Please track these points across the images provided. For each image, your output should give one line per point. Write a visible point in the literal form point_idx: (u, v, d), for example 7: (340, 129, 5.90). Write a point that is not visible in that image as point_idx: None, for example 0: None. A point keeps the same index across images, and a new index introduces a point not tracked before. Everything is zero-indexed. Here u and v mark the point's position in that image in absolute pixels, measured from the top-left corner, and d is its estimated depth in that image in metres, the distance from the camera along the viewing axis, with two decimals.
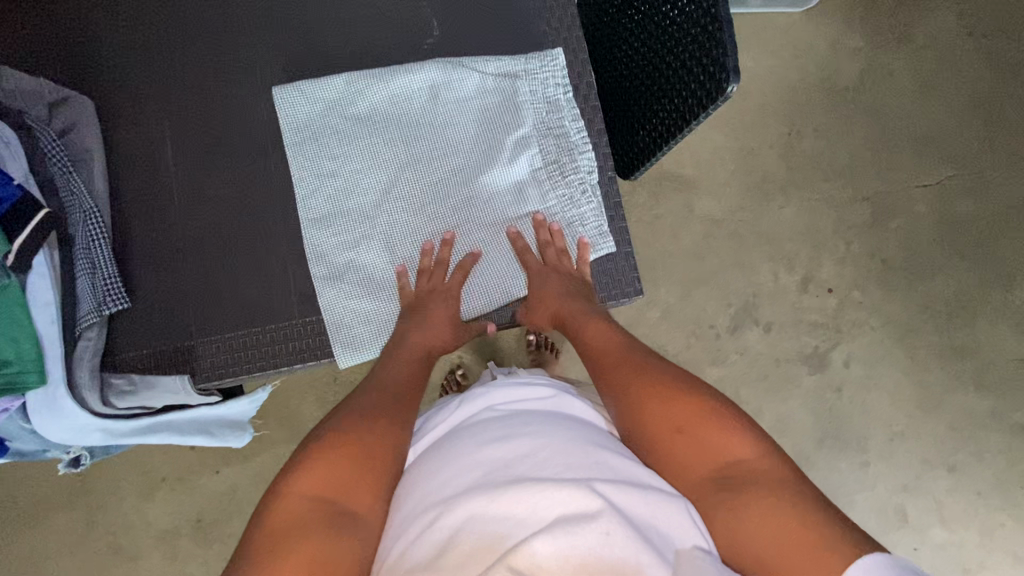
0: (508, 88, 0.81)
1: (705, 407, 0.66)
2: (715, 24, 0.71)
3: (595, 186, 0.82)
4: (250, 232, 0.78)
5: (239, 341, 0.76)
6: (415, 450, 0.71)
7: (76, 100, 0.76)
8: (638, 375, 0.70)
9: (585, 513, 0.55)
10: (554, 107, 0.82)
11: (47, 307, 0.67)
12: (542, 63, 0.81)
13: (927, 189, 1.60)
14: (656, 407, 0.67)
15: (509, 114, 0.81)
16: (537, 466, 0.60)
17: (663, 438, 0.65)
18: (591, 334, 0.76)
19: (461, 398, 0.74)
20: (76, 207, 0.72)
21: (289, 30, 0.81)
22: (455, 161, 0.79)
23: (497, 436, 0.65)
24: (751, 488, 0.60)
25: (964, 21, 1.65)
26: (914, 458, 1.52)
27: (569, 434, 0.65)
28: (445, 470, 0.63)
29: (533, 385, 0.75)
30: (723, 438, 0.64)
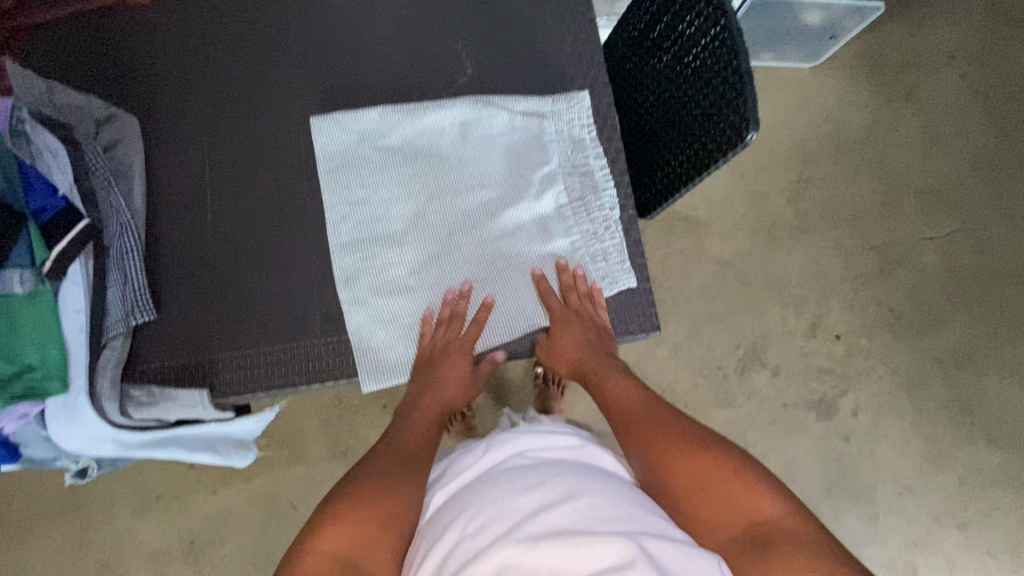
0: (535, 127, 0.84)
1: (735, 465, 0.66)
2: (737, 76, 0.75)
3: (618, 222, 0.84)
4: (279, 251, 0.80)
5: (259, 359, 0.77)
6: (444, 493, 0.71)
7: (122, 118, 0.79)
8: (668, 432, 0.70)
9: (618, 563, 0.55)
10: (578, 146, 0.85)
11: (77, 316, 0.69)
12: (568, 105, 0.85)
13: (935, 241, 1.63)
14: (681, 468, 0.67)
15: (535, 152, 0.84)
16: (571, 516, 0.60)
17: (687, 498, 0.65)
18: (608, 386, 0.79)
19: (488, 442, 0.75)
20: (113, 219, 0.74)
21: (330, 64, 0.86)
22: (483, 195, 0.82)
23: (526, 484, 0.65)
24: (782, 548, 0.59)
25: (968, 82, 1.71)
26: (923, 512, 1.49)
27: (602, 486, 0.65)
28: (477, 516, 0.62)
29: (561, 433, 0.76)
30: (747, 496, 0.63)
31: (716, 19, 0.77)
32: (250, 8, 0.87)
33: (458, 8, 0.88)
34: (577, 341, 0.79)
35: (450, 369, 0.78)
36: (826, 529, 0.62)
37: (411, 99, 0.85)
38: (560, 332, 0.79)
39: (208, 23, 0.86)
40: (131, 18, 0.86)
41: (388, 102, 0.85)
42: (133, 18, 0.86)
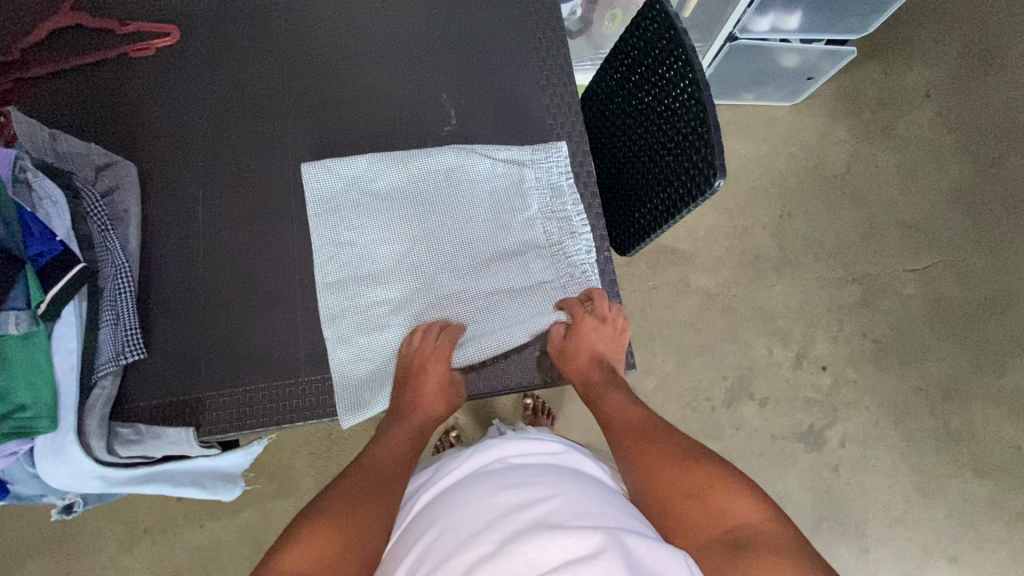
0: (516, 174, 0.88)
1: (723, 473, 0.70)
2: (704, 128, 0.80)
3: (594, 266, 0.87)
4: (269, 292, 0.83)
5: (244, 396, 0.79)
6: (430, 496, 0.73)
7: (120, 164, 0.84)
8: (657, 443, 0.74)
9: (588, 551, 0.56)
10: (557, 193, 0.89)
11: (70, 355, 0.72)
12: (548, 153, 0.88)
13: (916, 273, 1.66)
14: (668, 472, 0.71)
15: (516, 198, 0.88)
16: (547, 509, 0.62)
17: (675, 500, 0.68)
18: (608, 405, 0.80)
19: (474, 449, 0.77)
20: (109, 262, 0.78)
21: (321, 115, 0.90)
22: (466, 238, 0.85)
23: (506, 483, 0.67)
24: (761, 548, 0.62)
25: (943, 119, 1.77)
26: (914, 545, 1.49)
27: (576, 487, 0.68)
28: (459, 513, 0.65)
29: (544, 440, 0.78)
30: (732, 503, 0.67)
31: (685, 73, 0.83)
32: (247, 62, 0.92)
33: (444, 61, 0.93)
34: (596, 347, 0.82)
35: (425, 385, 0.78)
36: (802, 536, 0.66)
37: (397, 147, 0.89)
38: (583, 333, 0.81)
39: (207, 76, 0.91)
40: (135, 71, 0.91)
41: (375, 149, 0.89)
42: (137, 71, 0.91)
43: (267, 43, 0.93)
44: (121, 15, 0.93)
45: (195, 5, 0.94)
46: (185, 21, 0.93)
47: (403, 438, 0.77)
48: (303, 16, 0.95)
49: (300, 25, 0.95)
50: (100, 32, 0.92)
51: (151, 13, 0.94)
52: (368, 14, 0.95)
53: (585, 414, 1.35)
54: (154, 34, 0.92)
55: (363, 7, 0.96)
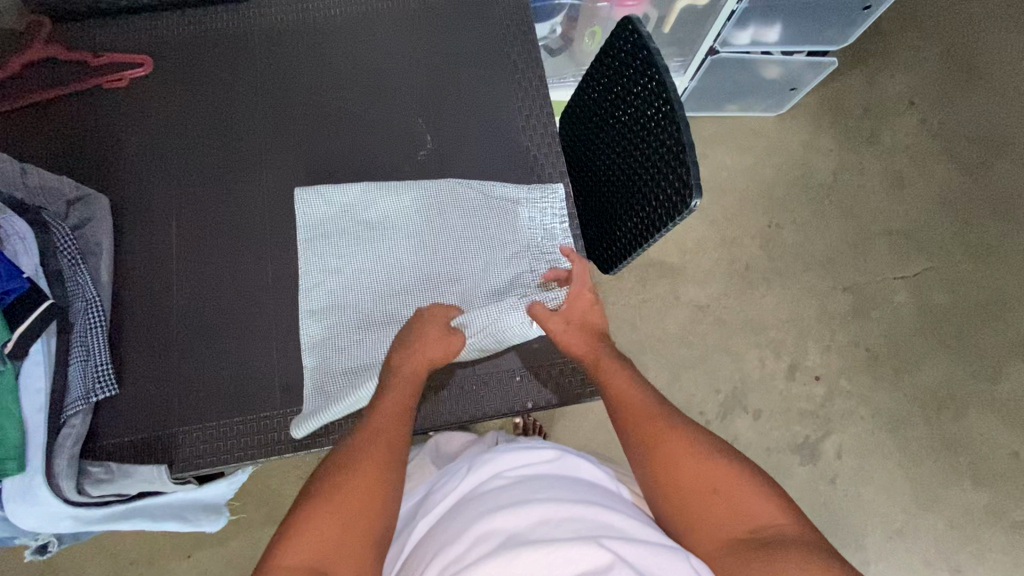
0: (508, 212, 0.87)
1: (746, 466, 0.68)
2: (680, 148, 0.80)
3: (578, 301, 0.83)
4: (243, 324, 0.81)
5: (218, 433, 0.77)
6: (431, 520, 0.70)
7: (92, 198, 0.83)
8: (674, 440, 0.70)
9: (591, 567, 0.56)
10: (549, 235, 0.87)
11: (37, 394, 0.70)
12: (542, 194, 0.88)
13: (907, 281, 1.65)
14: (691, 468, 0.68)
15: (507, 235, 0.86)
16: (548, 526, 0.61)
17: (701, 498, 0.67)
18: (618, 385, 0.77)
19: (469, 465, 0.74)
20: (80, 296, 0.77)
21: (295, 143, 0.90)
22: (450, 270, 0.84)
23: (505, 501, 0.65)
24: (789, 547, 0.61)
25: (928, 126, 1.78)
26: (915, 557, 1.46)
27: (576, 496, 0.66)
28: (463, 537, 0.62)
29: (538, 448, 0.75)
30: (753, 500, 0.66)
31: (659, 93, 0.83)
32: (223, 92, 0.92)
33: (419, 86, 0.93)
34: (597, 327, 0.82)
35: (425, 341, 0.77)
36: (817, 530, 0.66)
37: (373, 172, 0.89)
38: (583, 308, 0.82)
39: (188, 106, 0.91)
40: (108, 103, 0.90)
41: (351, 176, 0.88)
42: (110, 103, 0.90)
43: (244, 72, 0.93)
44: (95, 46, 0.93)
45: (171, 38, 0.95)
46: (160, 52, 0.93)
47: (402, 391, 0.74)
48: (278, 45, 0.95)
49: (275, 54, 0.95)
50: (72, 64, 0.92)
51: (126, 44, 0.94)
52: (344, 41, 0.96)
53: (575, 433, 1.33)
54: (127, 65, 0.92)
55: (339, 35, 0.96)
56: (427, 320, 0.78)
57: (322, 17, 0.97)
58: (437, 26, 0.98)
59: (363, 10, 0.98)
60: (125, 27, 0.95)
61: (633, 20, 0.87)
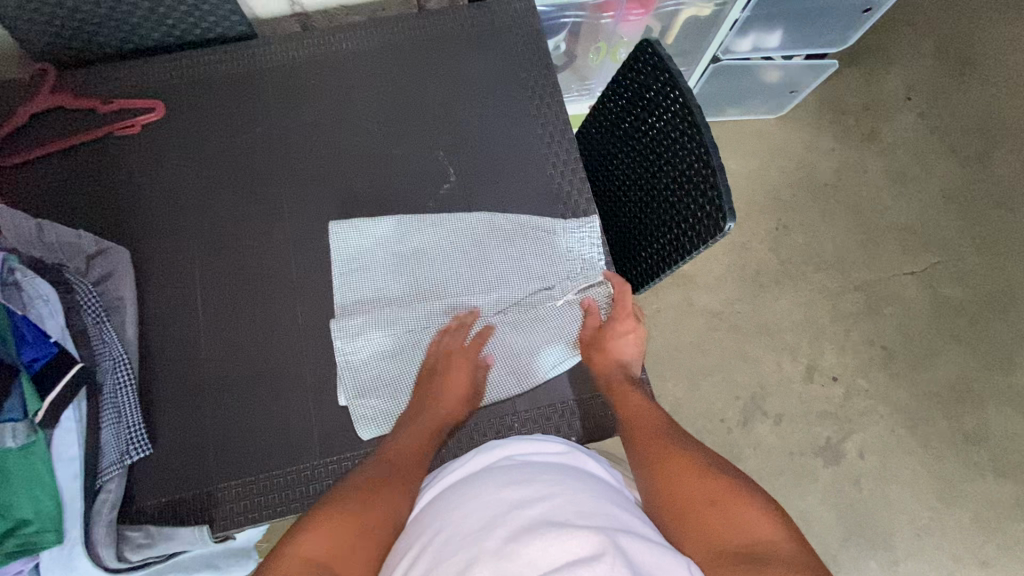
0: (546, 242, 0.86)
1: (749, 486, 0.63)
2: (709, 170, 0.79)
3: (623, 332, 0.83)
4: (277, 371, 0.79)
5: (259, 486, 0.75)
6: (429, 492, 0.63)
7: (112, 250, 0.80)
8: (675, 451, 0.67)
9: (588, 555, 0.49)
10: (588, 266, 0.86)
11: (70, 462, 0.68)
12: (580, 224, 0.86)
13: (916, 276, 1.66)
14: (690, 479, 0.64)
15: (546, 267, 0.85)
16: (554, 508, 0.54)
17: (695, 506, 0.61)
18: (635, 403, 0.75)
19: (477, 447, 0.67)
20: (106, 355, 0.74)
21: (316, 181, 0.88)
22: (491, 300, 0.84)
23: (512, 479, 0.58)
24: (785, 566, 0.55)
25: (926, 120, 1.79)
26: (944, 554, 1.46)
27: (582, 484, 0.59)
28: (461, 508, 0.56)
29: (549, 439, 0.68)
30: (752, 517, 0.60)
31: (683, 115, 0.82)
32: (238, 133, 0.90)
33: (438, 116, 0.92)
34: (624, 352, 0.80)
35: (451, 377, 0.77)
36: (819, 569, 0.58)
37: (397, 207, 0.87)
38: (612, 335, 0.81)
39: (205, 149, 0.89)
40: (120, 150, 0.88)
41: (376, 211, 0.87)
42: (123, 150, 0.88)
43: (258, 112, 0.92)
44: (103, 92, 0.91)
45: (181, 78, 0.93)
46: (170, 95, 0.92)
47: (423, 433, 0.72)
48: (291, 82, 0.94)
49: (288, 91, 0.93)
50: (81, 112, 0.90)
51: (136, 88, 0.92)
52: (359, 74, 0.95)
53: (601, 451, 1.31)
54: (138, 111, 0.90)
55: (352, 67, 0.95)
56: (455, 363, 0.78)
57: (334, 51, 0.96)
58: (450, 54, 0.97)
59: (375, 41, 0.97)
60: (133, 70, 0.93)
61: (653, 42, 0.86)
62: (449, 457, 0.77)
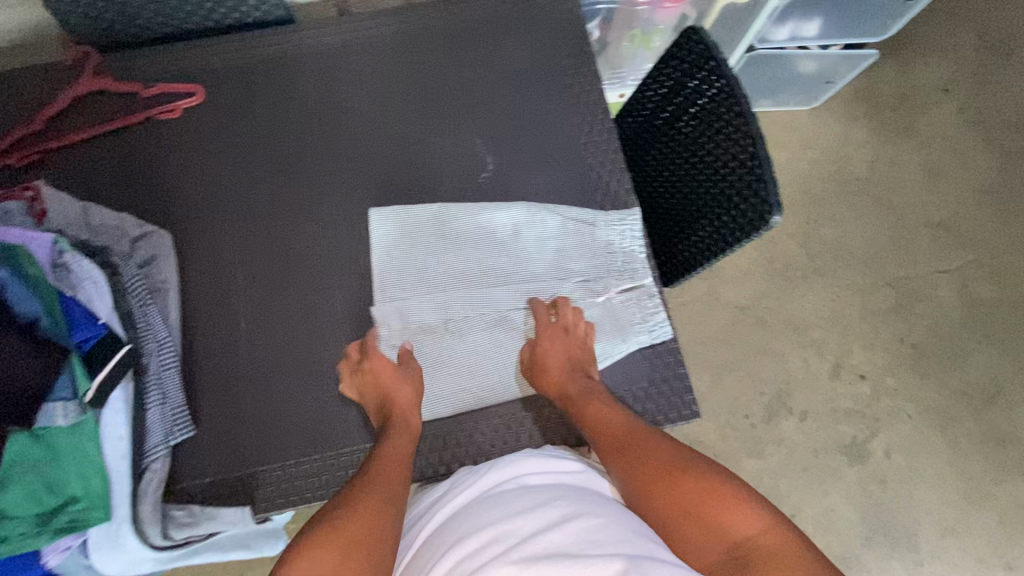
0: (586, 234, 0.85)
1: (727, 483, 0.60)
2: (755, 162, 0.77)
3: (666, 330, 0.81)
4: (315, 357, 0.80)
5: (299, 470, 0.76)
6: (444, 511, 0.64)
7: (155, 235, 0.81)
8: (647, 461, 0.64)
9: None
10: (629, 259, 0.85)
11: (119, 442, 0.69)
12: (622, 216, 0.85)
13: (949, 274, 1.63)
14: (666, 489, 0.61)
15: (586, 259, 0.84)
16: (568, 535, 0.54)
17: (674, 520, 0.59)
18: (592, 410, 0.71)
19: (488, 464, 0.68)
20: (151, 337, 0.76)
21: (354, 167, 0.88)
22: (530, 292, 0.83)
23: (524, 506, 0.59)
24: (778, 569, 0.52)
25: (965, 114, 1.74)
26: (969, 556, 1.44)
27: (598, 506, 0.59)
28: (473, 536, 0.56)
29: (561, 457, 0.69)
30: (730, 512, 0.58)
31: (729, 105, 0.80)
32: (277, 119, 0.90)
33: (474, 104, 0.91)
34: (569, 355, 0.77)
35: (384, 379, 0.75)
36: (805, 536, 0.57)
37: (434, 195, 0.87)
38: (547, 343, 0.77)
39: (243, 134, 0.89)
40: (160, 134, 0.89)
41: (414, 199, 0.87)
42: (162, 134, 0.89)
43: (296, 96, 0.91)
44: (142, 76, 0.92)
45: (219, 62, 0.93)
46: (210, 79, 0.92)
47: (400, 440, 0.70)
48: (329, 67, 0.93)
49: (327, 77, 0.93)
50: (122, 95, 0.90)
51: (175, 72, 0.92)
52: (397, 60, 0.94)
53: None
54: (176, 95, 0.91)
55: (388, 53, 0.94)
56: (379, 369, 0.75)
57: (372, 36, 0.95)
58: (488, 39, 0.95)
59: (412, 27, 0.96)
60: (172, 53, 0.93)
61: (699, 30, 0.84)
62: (486, 446, 0.77)
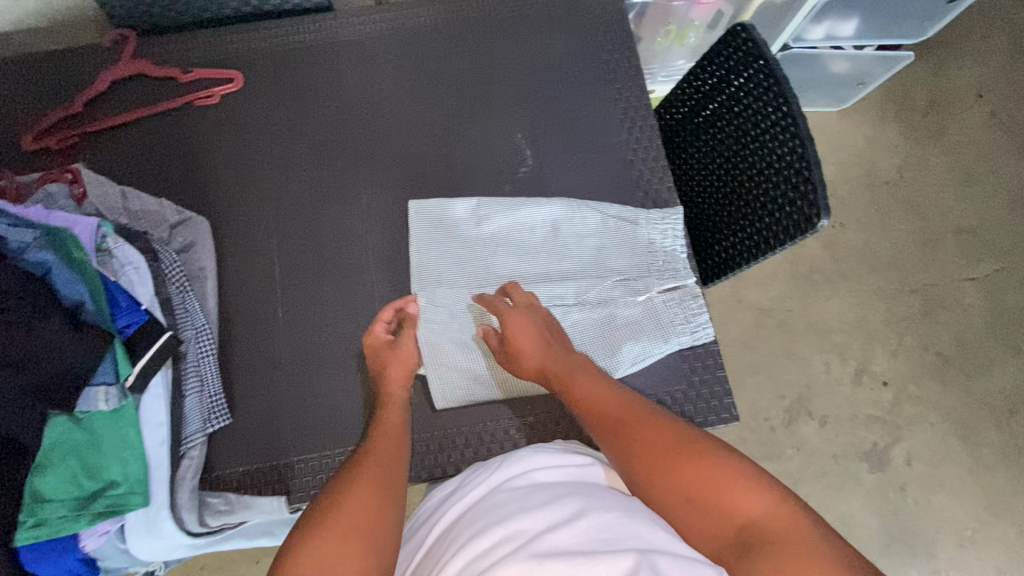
0: (627, 231, 0.83)
1: (719, 459, 0.59)
2: (803, 163, 0.75)
3: (707, 332, 0.80)
4: (351, 348, 0.80)
5: (335, 461, 0.76)
6: (454, 509, 0.62)
7: (193, 221, 0.81)
8: (645, 443, 0.61)
9: None
10: (670, 258, 0.83)
11: (159, 428, 0.70)
12: (663, 214, 0.84)
13: (977, 282, 1.60)
14: (663, 473, 0.59)
15: (626, 257, 0.83)
16: (581, 533, 0.53)
17: (675, 506, 0.58)
18: (579, 391, 0.68)
19: (496, 458, 0.66)
20: (190, 324, 0.76)
21: (390, 158, 0.87)
22: (570, 289, 0.81)
23: (535, 503, 0.57)
24: (783, 555, 0.52)
25: (997, 120, 1.71)
26: (987, 566, 1.42)
27: (610, 499, 0.58)
28: (482, 535, 0.54)
29: (570, 451, 0.67)
30: (734, 493, 0.57)
31: (778, 105, 0.78)
32: (315, 107, 0.89)
33: (512, 97, 0.90)
34: (540, 335, 0.74)
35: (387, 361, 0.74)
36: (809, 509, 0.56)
37: (472, 190, 0.86)
38: (517, 322, 0.74)
39: (280, 122, 0.89)
40: (198, 121, 0.88)
41: (451, 193, 0.86)
42: (199, 120, 0.88)
43: (333, 85, 0.90)
44: (180, 61, 0.91)
45: (257, 49, 0.92)
46: (248, 66, 0.91)
47: (394, 414, 0.70)
48: (366, 56, 0.92)
49: (364, 66, 0.92)
50: (159, 80, 0.90)
51: (213, 58, 0.91)
52: (433, 51, 0.93)
53: None
54: (214, 81, 0.90)
55: (426, 44, 0.93)
56: (378, 352, 0.74)
57: (409, 25, 0.94)
58: (527, 32, 0.94)
59: (449, 17, 0.94)
60: (210, 39, 0.92)
61: (747, 27, 0.82)
62: (521, 443, 0.77)
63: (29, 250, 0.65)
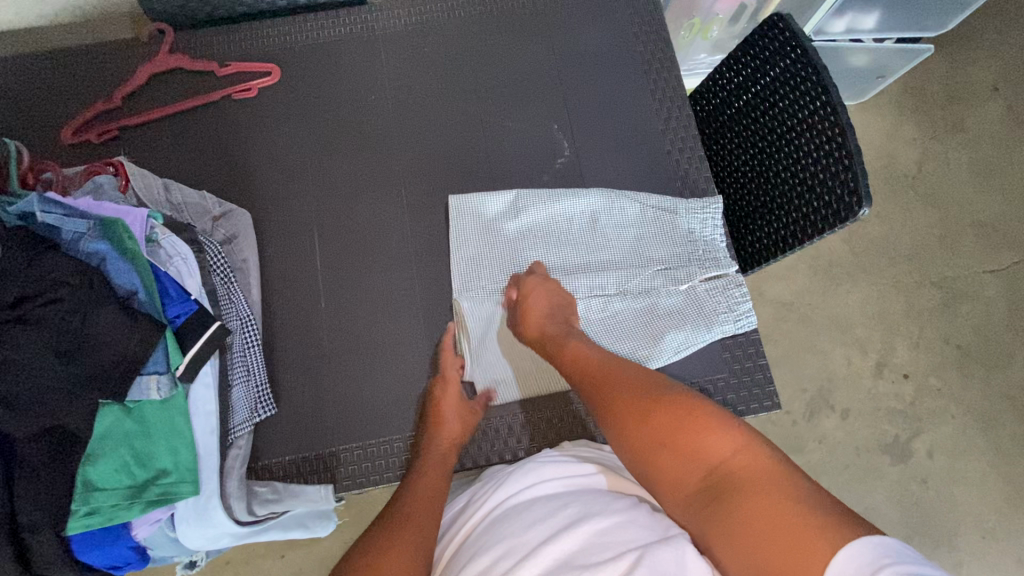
0: (666, 221, 0.84)
1: (694, 409, 0.58)
2: (843, 153, 0.76)
3: (749, 319, 0.80)
4: (394, 339, 0.80)
5: (381, 450, 0.76)
6: (462, 528, 0.63)
7: (236, 213, 0.82)
8: (626, 399, 0.62)
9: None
10: (709, 247, 0.84)
11: (208, 416, 0.70)
12: (702, 205, 0.85)
13: (996, 275, 1.60)
14: (637, 423, 0.59)
15: (665, 247, 0.84)
16: (580, 538, 0.53)
17: (649, 456, 0.58)
18: (575, 356, 0.70)
19: (500, 475, 0.67)
20: (235, 315, 0.76)
21: (427, 150, 0.88)
22: (613, 278, 0.81)
23: (535, 515, 0.58)
24: (745, 497, 0.51)
25: (1014, 113, 1.71)
26: (1010, 559, 1.42)
27: (611, 503, 0.58)
28: (485, 552, 0.56)
29: (575, 460, 0.68)
30: (703, 438, 0.56)
31: (816, 95, 0.79)
32: (351, 101, 0.90)
33: (547, 89, 0.90)
34: (549, 309, 0.76)
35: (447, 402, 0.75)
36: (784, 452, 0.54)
37: (510, 182, 0.86)
38: (532, 291, 0.77)
39: (317, 115, 0.89)
40: (236, 114, 0.89)
41: (490, 185, 0.86)
42: (237, 113, 0.89)
43: (369, 79, 0.91)
44: (216, 55, 0.92)
45: (293, 43, 0.93)
46: (285, 59, 0.92)
47: (435, 469, 0.69)
48: (401, 50, 0.93)
49: (398, 60, 0.92)
50: (195, 74, 0.90)
51: (250, 52, 0.92)
52: (465, 43, 0.93)
53: None
54: (251, 74, 0.90)
55: (459, 38, 0.93)
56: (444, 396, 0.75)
57: (442, 19, 0.94)
58: (561, 25, 0.94)
59: (481, 10, 0.95)
60: (247, 34, 0.93)
61: (785, 17, 0.82)
62: (564, 432, 0.78)
63: (84, 240, 0.66)
